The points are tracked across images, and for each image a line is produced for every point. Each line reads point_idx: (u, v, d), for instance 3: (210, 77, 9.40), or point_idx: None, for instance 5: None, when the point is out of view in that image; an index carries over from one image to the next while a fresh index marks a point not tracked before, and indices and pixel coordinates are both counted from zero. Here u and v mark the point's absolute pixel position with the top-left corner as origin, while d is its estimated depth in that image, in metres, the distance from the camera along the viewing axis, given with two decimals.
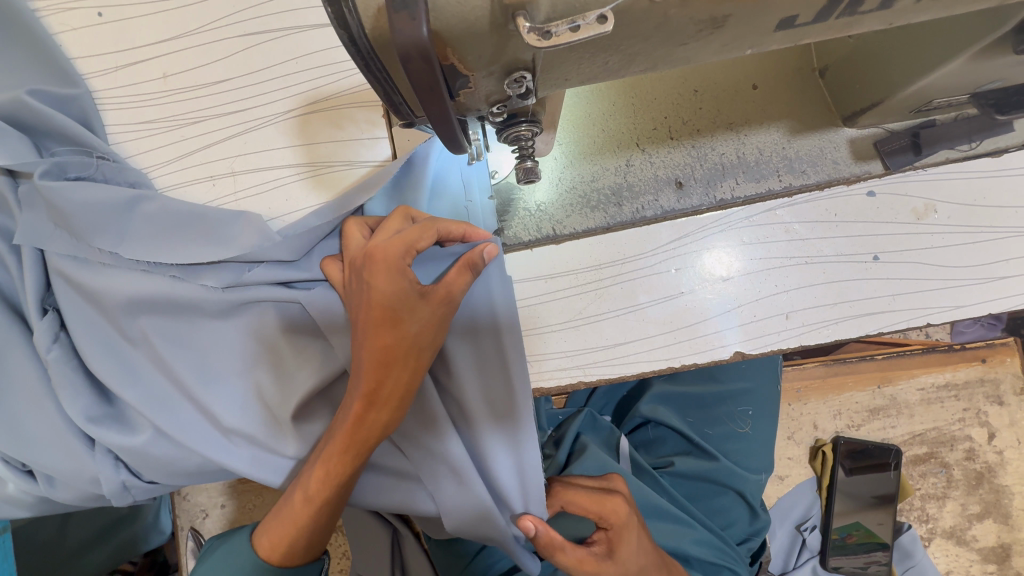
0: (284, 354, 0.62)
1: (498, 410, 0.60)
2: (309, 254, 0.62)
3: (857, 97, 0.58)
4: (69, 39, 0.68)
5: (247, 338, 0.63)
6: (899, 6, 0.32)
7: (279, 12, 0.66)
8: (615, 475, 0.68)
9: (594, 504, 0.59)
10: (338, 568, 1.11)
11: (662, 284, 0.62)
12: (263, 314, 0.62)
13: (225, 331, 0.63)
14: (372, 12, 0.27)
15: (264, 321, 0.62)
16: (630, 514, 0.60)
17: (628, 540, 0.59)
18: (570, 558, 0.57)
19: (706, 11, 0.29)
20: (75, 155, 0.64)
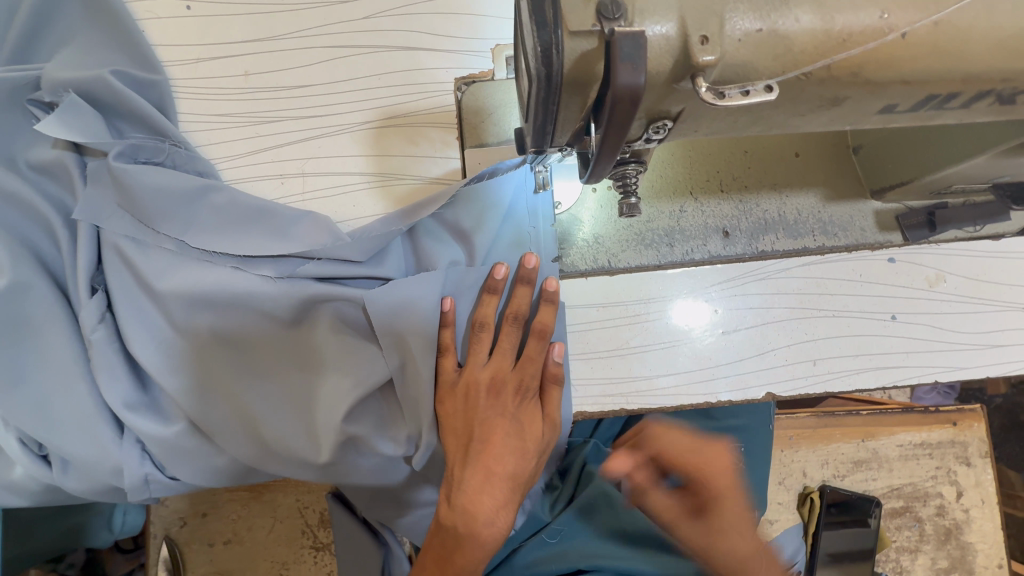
0: (333, 358, 0.62)
1: None
2: (376, 255, 0.63)
3: (888, 175, 0.65)
4: (154, 27, 0.69)
5: (298, 338, 0.62)
6: (975, 107, 0.38)
7: (367, 30, 0.70)
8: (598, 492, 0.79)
9: None
10: None
11: (703, 323, 0.67)
12: (321, 316, 0.61)
13: (273, 329, 0.62)
14: (576, 56, 0.30)
15: (315, 323, 0.62)
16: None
17: None
18: None
19: (831, 91, 0.34)
20: (146, 138, 0.64)
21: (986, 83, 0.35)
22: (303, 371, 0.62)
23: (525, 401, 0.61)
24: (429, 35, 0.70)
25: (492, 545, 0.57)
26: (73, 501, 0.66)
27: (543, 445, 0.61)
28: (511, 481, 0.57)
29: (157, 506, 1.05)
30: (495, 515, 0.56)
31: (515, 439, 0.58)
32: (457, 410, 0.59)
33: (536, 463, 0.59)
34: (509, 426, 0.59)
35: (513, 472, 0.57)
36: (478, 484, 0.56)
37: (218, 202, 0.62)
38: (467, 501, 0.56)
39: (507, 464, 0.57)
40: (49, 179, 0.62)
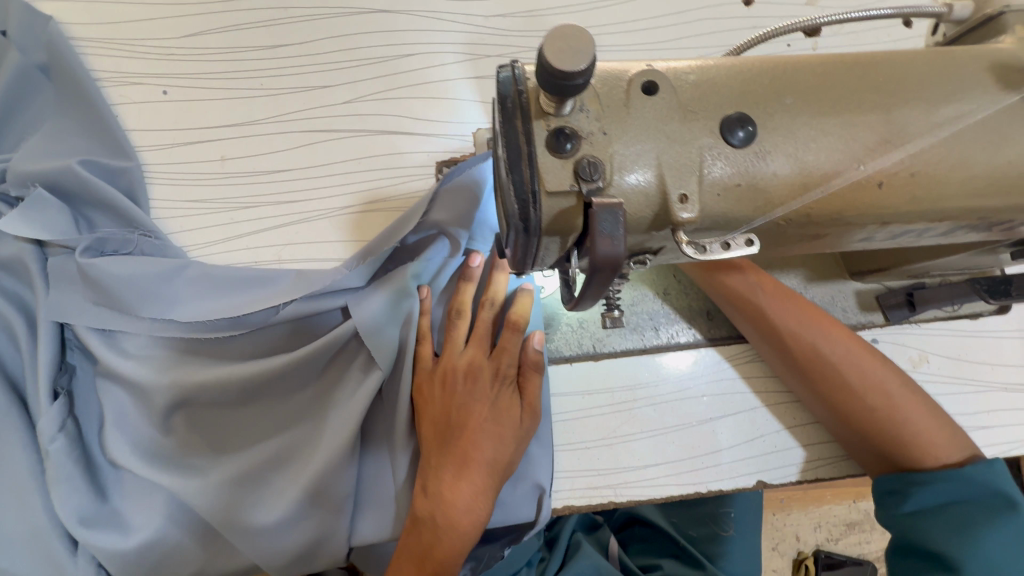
0: (304, 411, 0.60)
1: None
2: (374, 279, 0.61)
3: (867, 259, 0.65)
4: (129, 111, 0.68)
5: (266, 399, 0.59)
6: (955, 233, 0.38)
7: (349, 114, 0.70)
8: None
9: None
10: None
11: (690, 410, 0.65)
12: (294, 376, 0.59)
13: (240, 396, 0.59)
14: (555, 213, 0.30)
15: (287, 380, 0.59)
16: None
17: None
18: None
19: (811, 230, 0.34)
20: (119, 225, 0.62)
21: (963, 218, 0.35)
22: (281, 433, 0.59)
23: (502, 389, 0.59)
24: (410, 119, 0.70)
25: (469, 534, 0.54)
26: None
27: (522, 433, 0.58)
28: (489, 467, 0.55)
29: None
30: (472, 503, 0.54)
31: (492, 425, 0.57)
32: (435, 397, 0.58)
33: (514, 448, 0.57)
34: (486, 412, 0.57)
35: (492, 457, 0.55)
36: (452, 467, 0.54)
37: (192, 284, 0.60)
38: (444, 486, 0.53)
39: (484, 450, 0.55)
40: (9, 273, 0.60)
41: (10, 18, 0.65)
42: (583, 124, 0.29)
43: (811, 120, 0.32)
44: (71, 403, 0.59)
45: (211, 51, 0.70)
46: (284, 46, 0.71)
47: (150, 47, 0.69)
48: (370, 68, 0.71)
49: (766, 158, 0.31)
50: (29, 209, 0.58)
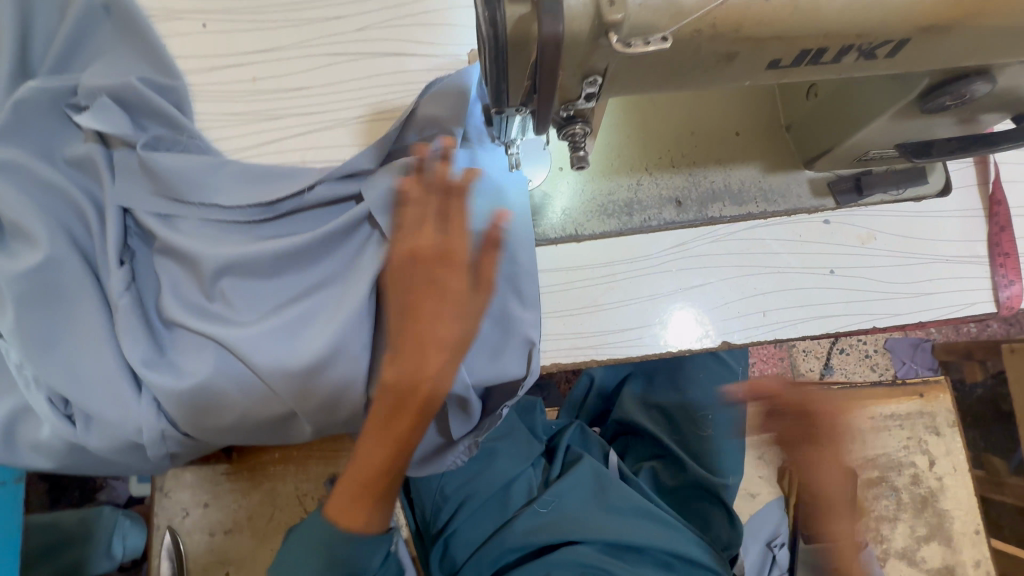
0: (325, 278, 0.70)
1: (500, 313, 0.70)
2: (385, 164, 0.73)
3: (815, 145, 0.73)
4: (175, 42, 0.79)
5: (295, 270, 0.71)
6: (845, 61, 0.48)
7: (360, 40, 0.81)
8: None
9: None
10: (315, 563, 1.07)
11: (663, 283, 0.75)
12: (317, 248, 0.70)
13: (270, 266, 0.69)
14: (516, 20, 0.40)
15: (310, 251, 0.69)
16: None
17: None
18: None
19: (722, 48, 0.44)
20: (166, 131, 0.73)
21: (845, 39, 0.45)
22: (306, 296, 0.69)
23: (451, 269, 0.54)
24: (414, 43, 0.81)
25: (436, 409, 0.55)
26: (91, 461, 0.71)
27: (478, 307, 0.53)
28: (449, 344, 0.53)
29: (162, 498, 1.09)
30: (440, 370, 0.53)
31: (448, 298, 0.53)
32: (381, 290, 0.56)
33: (471, 325, 0.54)
34: (437, 289, 0.53)
35: (455, 335, 0.53)
36: (411, 341, 0.53)
37: (230, 176, 0.72)
38: (406, 361, 0.52)
39: (438, 322, 0.52)
40: (81, 171, 0.71)
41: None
42: None
43: None
44: (132, 275, 0.70)
45: None
46: None
47: None
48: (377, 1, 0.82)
49: None
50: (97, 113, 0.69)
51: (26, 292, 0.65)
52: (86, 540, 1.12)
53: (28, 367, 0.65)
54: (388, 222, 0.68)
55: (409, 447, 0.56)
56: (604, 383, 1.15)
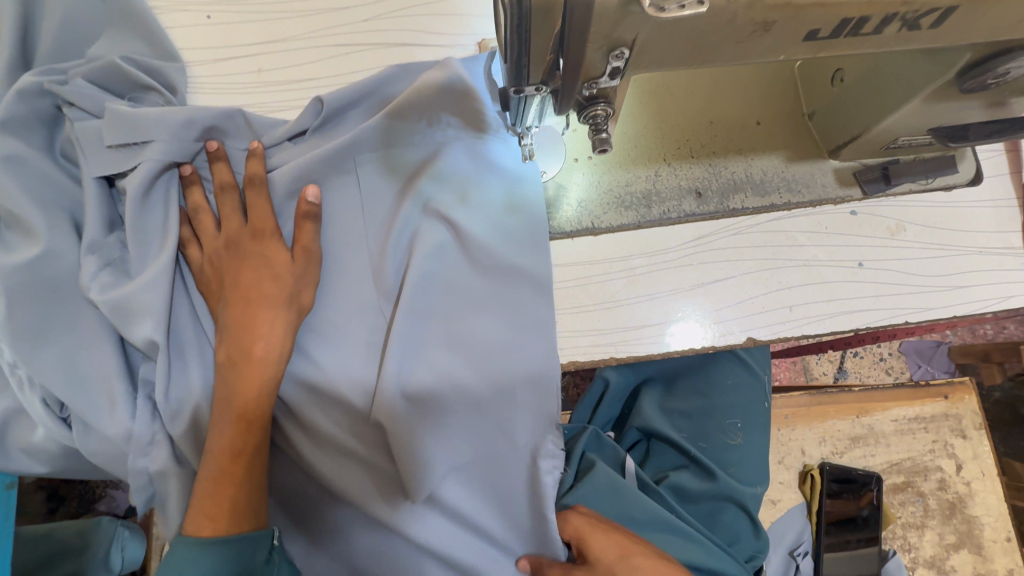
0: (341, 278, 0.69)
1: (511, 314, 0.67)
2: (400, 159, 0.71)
3: (841, 133, 0.71)
4: (178, 34, 0.77)
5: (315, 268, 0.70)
6: (886, 33, 0.45)
7: (368, 31, 0.78)
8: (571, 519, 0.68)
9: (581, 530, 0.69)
10: None
11: (685, 277, 0.72)
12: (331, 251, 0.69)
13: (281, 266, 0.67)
14: None
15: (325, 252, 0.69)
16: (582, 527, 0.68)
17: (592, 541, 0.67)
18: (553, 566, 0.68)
19: (759, 16, 0.42)
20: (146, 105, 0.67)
21: (890, 6, 0.42)
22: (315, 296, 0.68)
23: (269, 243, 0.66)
24: (423, 33, 0.79)
25: (274, 365, 0.63)
26: (87, 465, 0.68)
27: (302, 277, 0.66)
28: (285, 300, 0.64)
29: None
30: (272, 336, 0.63)
31: (271, 272, 0.65)
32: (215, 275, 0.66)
33: (303, 285, 0.65)
34: (267, 267, 0.65)
35: (291, 292, 0.65)
36: (247, 314, 0.64)
37: (235, 166, 0.70)
38: (248, 317, 0.63)
39: (263, 290, 0.64)
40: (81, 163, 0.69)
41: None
42: None
43: None
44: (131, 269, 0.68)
45: None
46: None
47: None
48: None
49: None
50: (85, 102, 0.68)
51: (22, 287, 0.62)
52: (82, 551, 1.08)
53: (23, 367, 0.63)
54: (404, 225, 0.69)
55: (259, 395, 0.63)
56: (618, 389, 1.07)
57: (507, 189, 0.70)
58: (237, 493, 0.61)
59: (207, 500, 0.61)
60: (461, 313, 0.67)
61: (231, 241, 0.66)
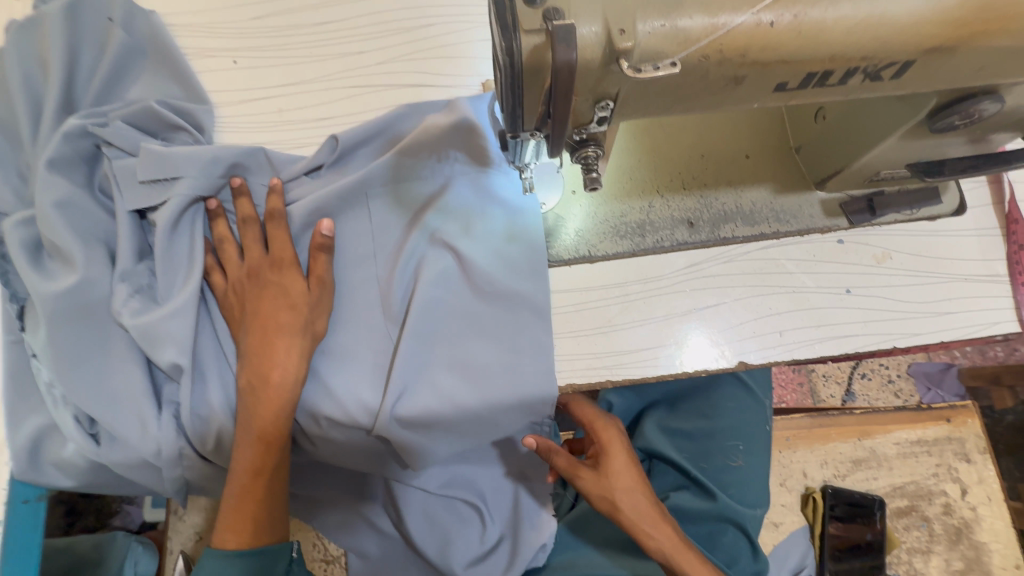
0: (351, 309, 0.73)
1: (513, 339, 0.71)
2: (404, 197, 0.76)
3: (825, 166, 0.74)
4: (207, 77, 0.84)
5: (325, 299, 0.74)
6: (851, 83, 0.50)
7: (381, 73, 0.85)
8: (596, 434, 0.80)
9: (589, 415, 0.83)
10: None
11: (679, 303, 0.75)
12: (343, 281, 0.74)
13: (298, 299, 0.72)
14: (532, 49, 0.43)
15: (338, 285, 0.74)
16: (618, 439, 0.81)
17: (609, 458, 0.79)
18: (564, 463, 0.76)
19: (731, 71, 0.46)
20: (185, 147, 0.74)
21: (851, 61, 0.47)
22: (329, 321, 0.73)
23: (286, 273, 0.71)
24: (432, 74, 0.84)
25: (288, 389, 0.68)
26: (112, 478, 0.72)
27: (317, 306, 0.70)
28: (298, 330, 0.69)
29: (176, 522, 1.09)
30: (287, 363, 0.68)
31: (287, 303, 0.69)
32: (234, 302, 0.71)
33: (316, 314, 0.70)
34: (286, 298, 0.69)
35: (307, 322, 0.69)
36: (265, 342, 0.68)
37: (257, 200, 0.75)
38: (268, 348, 0.68)
39: (280, 321, 0.69)
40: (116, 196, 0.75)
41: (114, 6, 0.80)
42: None
43: None
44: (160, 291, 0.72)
45: (271, 29, 0.86)
46: (327, 23, 0.87)
47: (224, 28, 0.86)
48: (396, 36, 0.86)
49: (684, 7, 0.44)
50: (122, 141, 0.74)
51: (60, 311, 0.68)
52: (96, 565, 1.13)
53: (58, 385, 0.68)
54: (410, 256, 0.73)
55: (276, 425, 0.68)
56: (620, 412, 1.09)
57: (507, 217, 0.74)
58: (259, 507, 0.68)
59: (232, 516, 0.68)
60: (459, 336, 0.71)
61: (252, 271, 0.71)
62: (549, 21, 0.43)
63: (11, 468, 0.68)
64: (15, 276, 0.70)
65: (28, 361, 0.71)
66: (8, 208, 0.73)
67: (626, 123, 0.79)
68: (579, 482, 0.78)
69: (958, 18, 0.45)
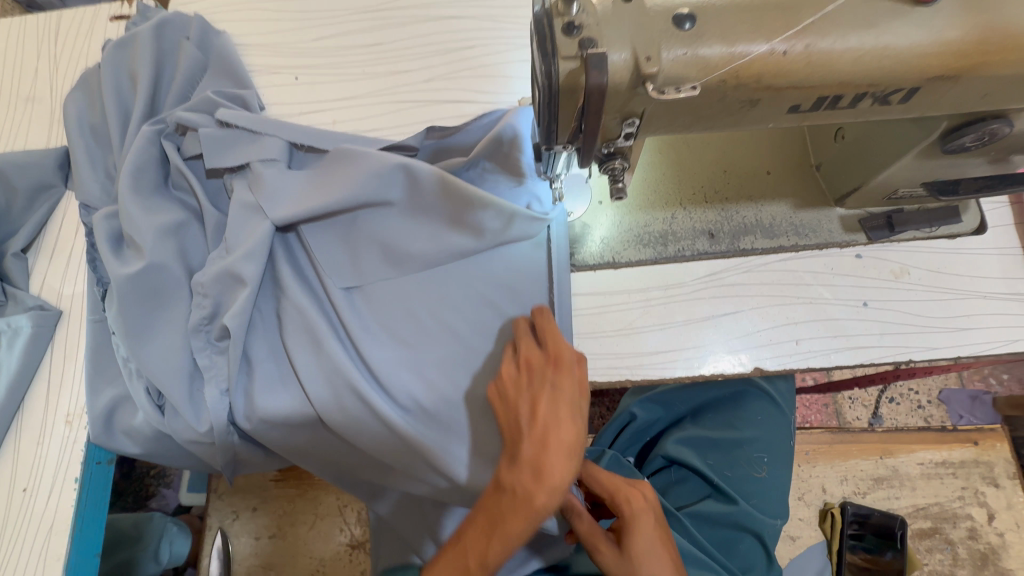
0: (391, 303, 0.79)
1: None
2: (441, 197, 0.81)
3: (844, 184, 0.78)
4: (270, 91, 0.94)
5: (369, 293, 0.80)
6: (863, 107, 0.54)
7: (426, 89, 0.92)
8: (630, 493, 0.74)
9: (612, 484, 0.75)
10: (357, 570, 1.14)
11: (698, 309, 0.79)
12: (385, 275, 0.80)
13: (346, 293, 0.80)
14: (568, 73, 0.49)
15: (382, 277, 0.80)
16: (645, 510, 0.73)
17: (636, 532, 0.71)
18: (582, 527, 0.74)
19: (747, 95, 0.51)
20: (240, 139, 0.84)
21: (860, 88, 0.51)
22: (373, 310, 0.80)
23: (557, 366, 0.64)
24: (472, 92, 0.92)
25: (553, 486, 0.60)
26: (172, 448, 0.80)
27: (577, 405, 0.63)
28: (564, 417, 0.62)
29: (215, 500, 1.17)
30: (556, 452, 0.60)
31: (565, 404, 0.62)
32: (523, 403, 0.64)
33: (568, 415, 0.62)
34: (552, 397, 0.63)
35: (560, 439, 0.61)
36: (542, 393, 0.63)
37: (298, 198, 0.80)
38: (541, 458, 0.60)
39: (564, 406, 0.62)
40: (187, 193, 0.85)
41: (191, 28, 0.92)
42: (584, 19, 0.50)
43: (736, 15, 0.49)
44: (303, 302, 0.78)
45: (329, 49, 0.95)
46: (380, 44, 0.95)
47: (287, 49, 0.96)
48: (441, 56, 0.94)
49: (704, 38, 0.49)
50: (192, 146, 0.84)
51: (136, 293, 0.76)
52: (137, 541, 1.21)
53: (133, 360, 0.76)
54: (445, 256, 0.79)
55: (514, 522, 0.60)
56: (644, 422, 1.12)
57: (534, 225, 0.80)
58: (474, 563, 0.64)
59: (451, 560, 0.66)
60: (472, 320, 0.78)
61: (525, 367, 0.67)
62: (583, 49, 0.49)
63: (89, 432, 0.77)
64: (100, 261, 0.79)
65: (107, 339, 0.79)
66: (96, 202, 0.82)
67: (652, 139, 0.85)
68: (597, 555, 0.73)
69: (961, 51, 0.49)
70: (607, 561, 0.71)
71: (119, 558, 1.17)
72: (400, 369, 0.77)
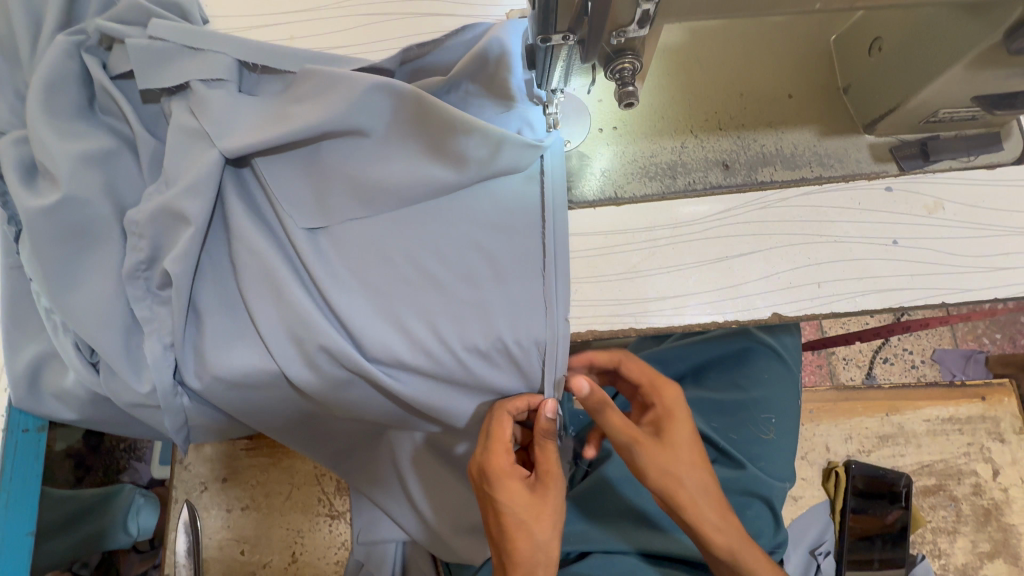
0: (361, 245, 0.69)
1: (528, 283, 0.66)
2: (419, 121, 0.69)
3: (876, 105, 0.68)
4: (215, 2, 0.80)
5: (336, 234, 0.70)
6: None
7: (399, 1, 0.80)
8: (664, 386, 0.76)
9: (645, 373, 0.78)
10: (339, 540, 1.07)
11: (711, 250, 0.70)
12: (353, 211, 0.69)
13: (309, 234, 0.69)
14: None
15: (349, 215, 0.69)
16: (679, 401, 0.75)
17: (675, 422, 0.73)
18: (616, 419, 0.71)
19: None
20: (176, 53, 0.70)
21: None
22: (341, 252, 0.69)
23: (502, 491, 0.69)
24: (453, 4, 0.79)
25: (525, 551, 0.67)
26: (113, 412, 0.70)
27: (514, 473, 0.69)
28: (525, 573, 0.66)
29: (180, 470, 1.08)
30: (515, 520, 0.68)
31: (504, 482, 0.68)
32: (481, 484, 0.71)
33: (506, 491, 0.68)
34: (497, 482, 0.69)
35: (507, 512, 0.68)
36: (491, 506, 0.70)
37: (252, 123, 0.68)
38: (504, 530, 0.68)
39: (505, 485, 0.68)
40: (117, 118, 0.72)
41: None
42: None
43: None
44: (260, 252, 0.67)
45: None
46: None
47: None
48: None
49: None
50: (120, 63, 0.71)
51: (56, 232, 0.65)
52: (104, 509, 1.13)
53: (58, 311, 0.65)
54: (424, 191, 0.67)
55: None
56: None
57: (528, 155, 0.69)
58: None
59: None
60: (455, 263, 0.67)
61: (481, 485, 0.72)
62: None
63: (11, 395, 0.66)
64: (12, 196, 0.67)
65: (27, 288, 0.68)
66: (7, 127, 0.70)
67: (659, 58, 0.74)
68: (638, 451, 0.70)
69: None
70: (646, 445, 0.70)
71: (83, 532, 1.08)
72: (371, 320, 0.67)
